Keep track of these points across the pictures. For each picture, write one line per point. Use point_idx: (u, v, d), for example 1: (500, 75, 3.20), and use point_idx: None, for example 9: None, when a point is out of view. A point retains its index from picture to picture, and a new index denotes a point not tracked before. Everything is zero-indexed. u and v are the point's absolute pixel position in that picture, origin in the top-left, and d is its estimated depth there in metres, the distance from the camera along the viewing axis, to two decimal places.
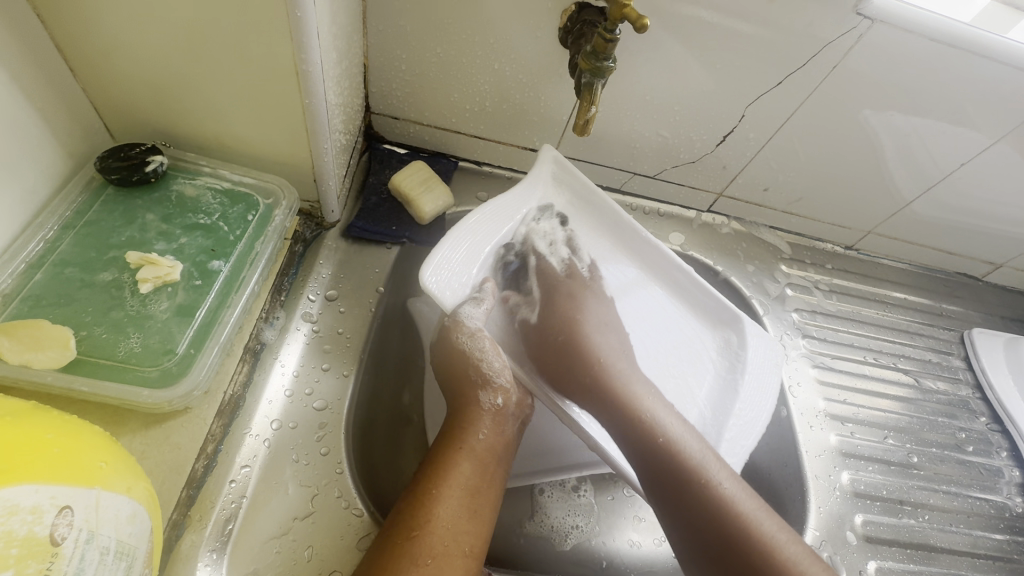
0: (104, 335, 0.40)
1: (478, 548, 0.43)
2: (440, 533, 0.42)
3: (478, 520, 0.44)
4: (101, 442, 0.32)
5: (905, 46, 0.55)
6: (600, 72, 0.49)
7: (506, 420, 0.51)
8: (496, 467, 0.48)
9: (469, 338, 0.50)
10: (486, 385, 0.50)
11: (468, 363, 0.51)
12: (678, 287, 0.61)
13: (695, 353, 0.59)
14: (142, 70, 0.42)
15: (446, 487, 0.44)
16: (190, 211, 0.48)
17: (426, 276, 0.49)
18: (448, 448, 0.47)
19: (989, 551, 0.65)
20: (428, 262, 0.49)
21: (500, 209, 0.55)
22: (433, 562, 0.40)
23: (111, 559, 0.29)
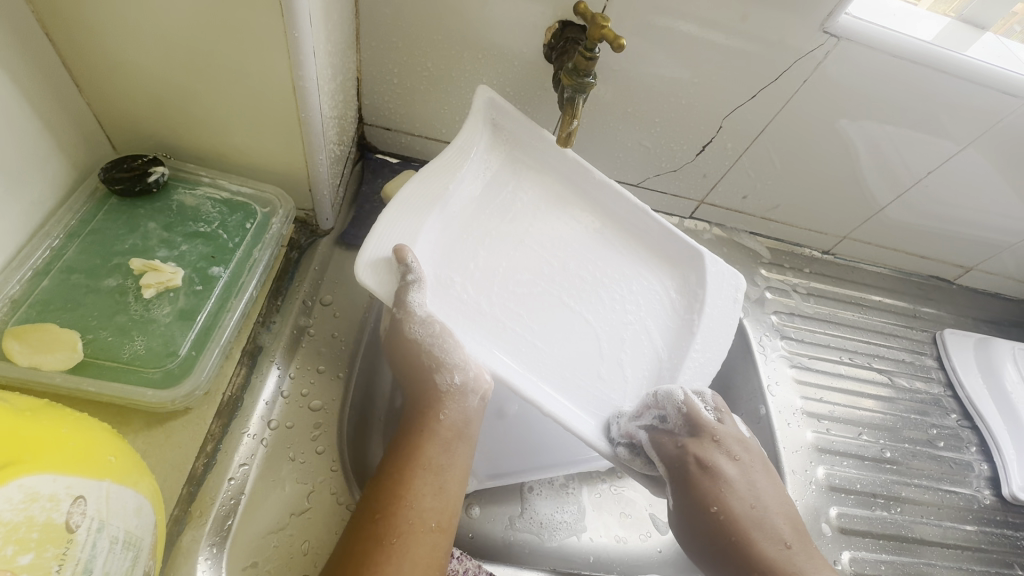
0: (109, 338, 0.42)
1: (446, 523, 0.45)
2: (404, 514, 0.43)
3: (445, 495, 0.46)
4: (110, 439, 0.34)
5: (870, 61, 0.59)
6: (582, 88, 0.51)
7: (471, 396, 0.49)
8: (458, 444, 0.48)
9: (420, 324, 0.47)
10: (443, 365, 0.48)
11: (419, 348, 0.48)
12: (637, 230, 0.61)
13: (651, 295, 0.59)
14: (145, 85, 0.45)
15: (412, 468, 0.45)
16: (190, 219, 0.50)
17: (362, 275, 0.45)
18: (412, 430, 0.48)
19: (959, 541, 0.68)
20: (364, 257, 0.45)
21: (430, 180, 0.52)
22: (399, 539, 0.42)
23: (119, 548, 0.31)
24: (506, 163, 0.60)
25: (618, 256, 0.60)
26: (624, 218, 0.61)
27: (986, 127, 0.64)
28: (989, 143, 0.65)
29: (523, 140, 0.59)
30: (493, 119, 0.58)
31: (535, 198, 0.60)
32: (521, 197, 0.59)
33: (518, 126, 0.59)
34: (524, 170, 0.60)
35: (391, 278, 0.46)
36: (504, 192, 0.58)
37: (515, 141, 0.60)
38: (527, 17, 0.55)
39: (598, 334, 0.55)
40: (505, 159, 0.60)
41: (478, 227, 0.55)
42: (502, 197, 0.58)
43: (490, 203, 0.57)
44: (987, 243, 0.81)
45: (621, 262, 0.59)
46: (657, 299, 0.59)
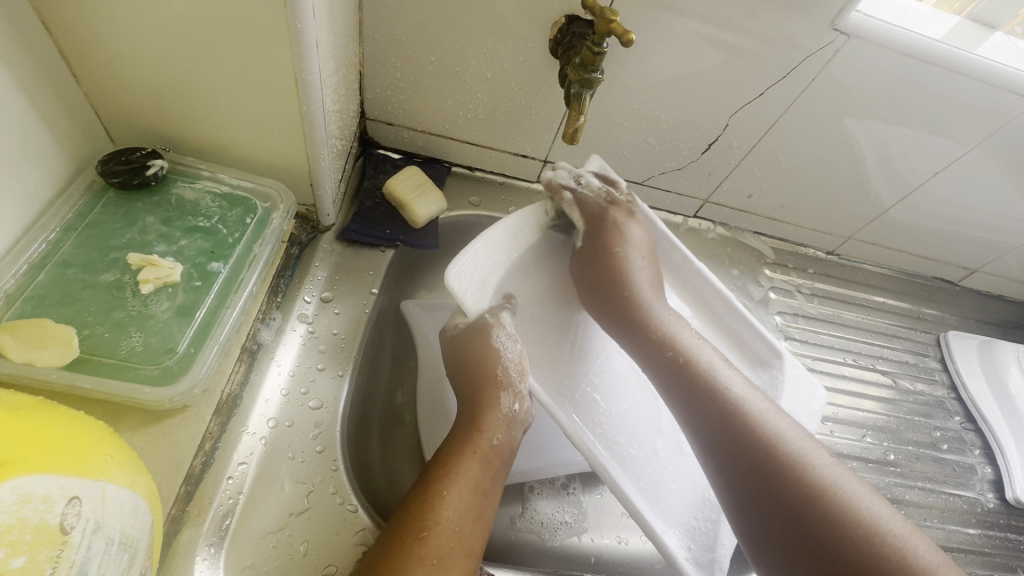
0: (106, 334, 0.41)
1: (477, 549, 0.44)
2: (447, 536, 0.43)
3: (483, 520, 0.45)
4: (105, 437, 0.33)
5: (881, 59, 0.58)
6: (589, 83, 0.51)
7: (518, 424, 0.52)
8: (501, 471, 0.49)
9: (506, 336, 0.53)
10: (508, 387, 0.52)
11: (493, 363, 0.52)
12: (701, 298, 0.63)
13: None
14: (144, 76, 0.44)
15: (455, 488, 0.45)
16: (189, 214, 0.49)
17: (450, 272, 0.51)
18: (457, 450, 0.48)
19: (962, 544, 0.67)
20: (456, 260, 0.52)
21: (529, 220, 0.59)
22: (439, 561, 0.41)
23: (115, 550, 0.30)
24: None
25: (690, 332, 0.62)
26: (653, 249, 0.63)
27: (992, 128, 0.63)
28: (997, 143, 0.65)
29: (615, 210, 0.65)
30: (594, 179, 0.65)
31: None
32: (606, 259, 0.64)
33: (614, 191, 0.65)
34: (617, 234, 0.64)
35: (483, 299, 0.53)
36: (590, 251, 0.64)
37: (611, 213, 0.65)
38: (532, 11, 0.55)
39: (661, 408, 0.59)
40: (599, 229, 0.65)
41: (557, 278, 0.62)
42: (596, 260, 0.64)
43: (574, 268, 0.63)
44: (992, 245, 0.80)
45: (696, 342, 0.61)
46: None
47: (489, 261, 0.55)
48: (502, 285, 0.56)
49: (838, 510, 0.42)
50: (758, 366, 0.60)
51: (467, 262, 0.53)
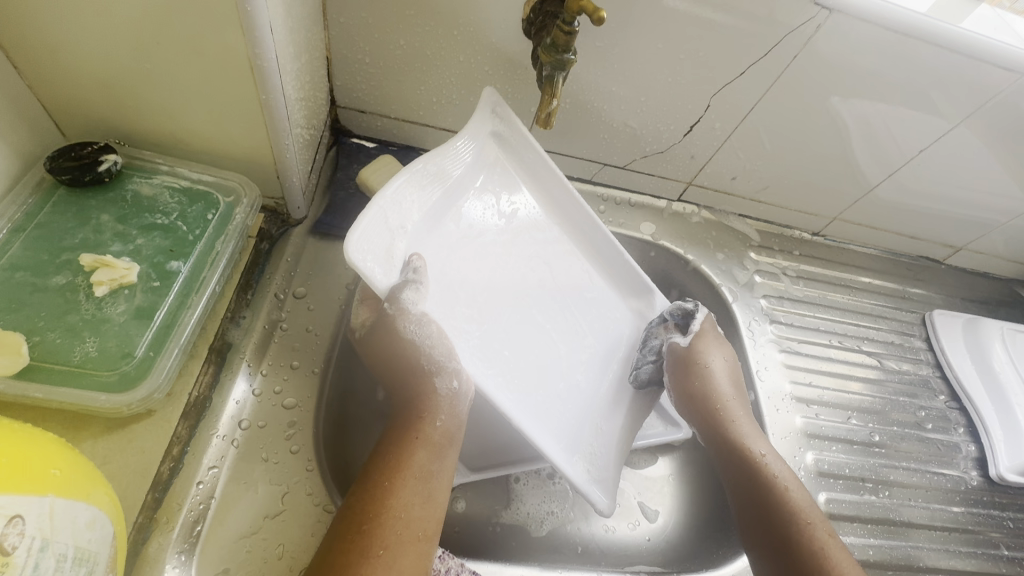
0: (58, 340, 0.38)
1: (432, 534, 0.41)
2: (394, 524, 0.40)
3: (434, 503, 0.43)
4: (57, 448, 0.32)
5: (864, 35, 0.56)
6: (561, 65, 0.48)
7: (465, 400, 0.46)
8: (450, 453, 0.45)
9: (415, 323, 0.44)
10: (440, 369, 0.45)
11: (415, 351, 0.45)
12: (586, 234, 0.60)
13: (601, 313, 0.60)
14: (90, 66, 0.41)
15: (400, 475, 0.42)
16: (146, 211, 0.46)
17: (351, 251, 0.40)
18: (401, 436, 0.44)
19: (946, 523, 0.67)
20: (353, 232, 0.41)
21: (438, 168, 0.49)
22: (386, 552, 0.39)
23: (69, 565, 0.29)
24: (499, 165, 0.56)
25: (573, 268, 0.60)
26: (550, 190, 0.59)
27: (975, 105, 0.62)
28: (982, 119, 0.64)
29: (519, 152, 0.57)
30: (497, 130, 0.55)
31: (524, 205, 0.58)
32: (504, 205, 0.56)
33: (524, 135, 0.56)
34: (511, 172, 0.57)
35: (393, 273, 0.44)
36: (490, 199, 0.55)
37: (518, 157, 0.57)
38: None
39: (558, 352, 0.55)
40: (506, 170, 0.57)
41: (455, 231, 0.52)
42: (500, 205, 0.56)
43: (471, 214, 0.53)
44: (977, 222, 0.80)
45: (576, 274, 0.60)
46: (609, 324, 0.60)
47: (393, 221, 0.45)
48: (415, 245, 0.47)
49: None
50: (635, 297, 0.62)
51: (367, 228, 0.42)
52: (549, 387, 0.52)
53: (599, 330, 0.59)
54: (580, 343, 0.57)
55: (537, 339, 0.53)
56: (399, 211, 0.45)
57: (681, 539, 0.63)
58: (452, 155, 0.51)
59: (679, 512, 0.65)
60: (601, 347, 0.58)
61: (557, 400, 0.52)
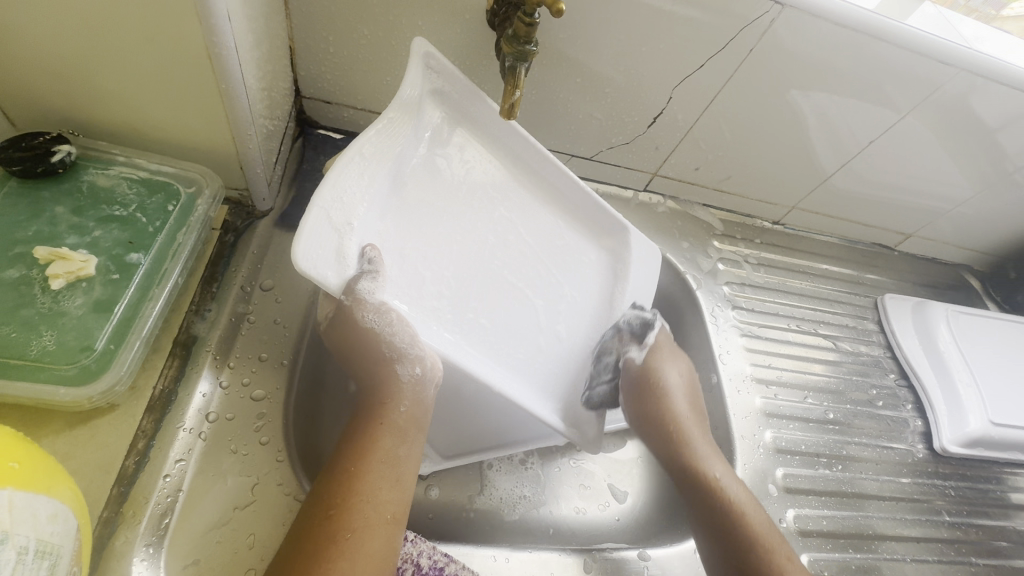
0: (12, 334, 0.37)
1: (401, 516, 0.43)
2: (361, 508, 0.41)
3: (402, 486, 0.44)
4: (14, 443, 0.31)
5: (815, 30, 0.58)
6: (524, 56, 0.48)
7: (429, 386, 0.46)
8: (417, 437, 0.46)
9: (374, 313, 0.44)
10: (400, 356, 0.45)
11: (376, 341, 0.45)
12: (552, 187, 0.60)
13: (574, 258, 0.60)
14: (40, 53, 0.40)
15: (369, 460, 0.43)
16: (104, 202, 0.45)
17: (299, 258, 0.39)
18: (369, 423, 0.45)
19: (895, 493, 0.71)
20: (299, 238, 0.39)
21: (379, 145, 0.48)
22: (354, 535, 0.40)
23: (32, 559, 0.29)
24: (448, 129, 0.55)
25: (540, 220, 0.59)
26: (516, 153, 0.58)
27: (919, 98, 0.66)
28: (925, 112, 0.67)
29: (464, 108, 0.55)
30: (435, 86, 0.53)
31: (482, 167, 0.57)
32: (461, 172, 0.56)
33: (467, 94, 0.54)
34: (465, 133, 0.56)
35: (342, 265, 0.42)
36: (443, 164, 0.54)
37: (465, 116, 0.56)
38: None
39: (535, 308, 0.55)
40: (463, 138, 0.56)
41: (413, 205, 0.51)
42: (452, 169, 0.55)
43: (426, 178, 0.53)
44: (924, 210, 0.84)
45: (546, 228, 0.59)
46: (584, 270, 0.60)
47: (341, 216, 0.43)
48: (364, 237, 0.45)
49: None
50: (606, 239, 0.62)
51: (311, 231, 0.40)
52: (528, 344, 0.53)
53: (575, 281, 0.58)
54: (557, 295, 0.57)
55: (508, 301, 0.53)
56: (345, 207, 0.43)
57: (648, 518, 0.66)
58: (399, 129, 0.49)
59: (646, 492, 0.68)
60: (578, 296, 0.58)
61: (538, 356, 0.53)
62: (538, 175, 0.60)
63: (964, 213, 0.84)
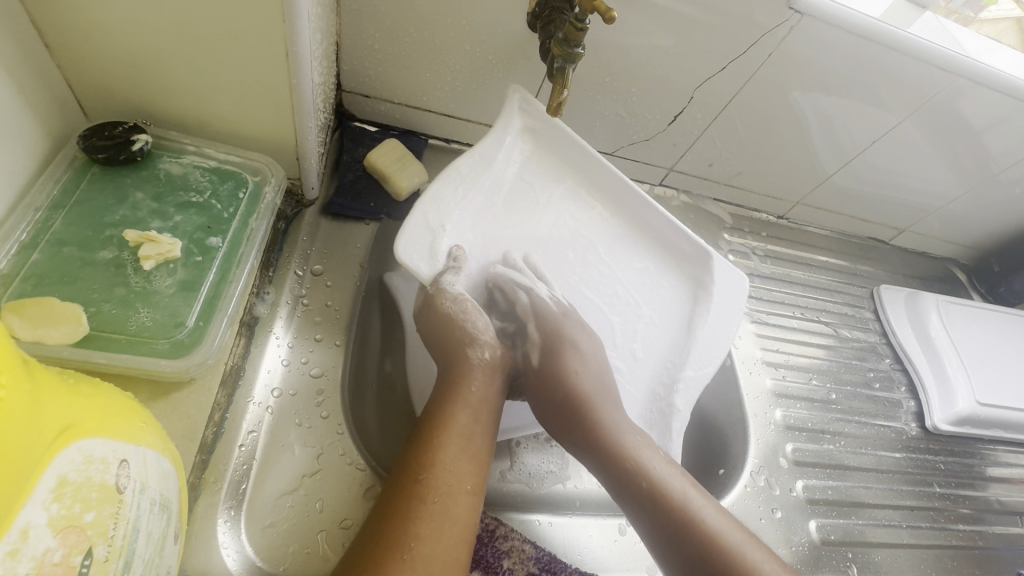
0: (112, 310, 0.40)
1: (479, 487, 0.46)
2: (443, 475, 0.44)
3: (479, 459, 0.47)
4: (134, 404, 0.34)
5: (830, 37, 0.63)
6: (571, 58, 0.52)
7: (495, 370, 0.53)
8: (489, 416, 0.50)
9: (453, 301, 0.51)
10: (472, 342, 0.52)
11: (455, 325, 0.52)
12: (643, 222, 0.65)
13: (654, 283, 0.64)
14: (126, 48, 0.43)
15: (446, 432, 0.47)
16: (180, 189, 0.48)
17: (398, 250, 0.49)
18: (444, 400, 0.49)
19: (890, 467, 0.77)
20: (400, 236, 0.50)
21: (476, 161, 0.56)
22: (440, 499, 0.43)
23: (156, 508, 0.32)
24: (536, 156, 0.63)
25: (627, 251, 0.64)
26: (608, 184, 0.64)
27: (920, 101, 0.71)
28: (925, 115, 0.73)
29: (553, 141, 0.62)
30: (529, 122, 0.61)
31: (567, 192, 0.64)
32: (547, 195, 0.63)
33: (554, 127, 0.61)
34: (559, 163, 0.63)
35: (431, 260, 0.51)
36: (533, 188, 0.62)
37: (551, 144, 0.63)
38: None
39: (611, 322, 0.61)
40: (553, 168, 0.63)
41: (497, 221, 0.59)
42: (541, 198, 0.62)
43: (519, 202, 0.61)
44: (918, 206, 0.90)
45: (634, 258, 0.64)
46: (666, 299, 0.63)
47: (434, 220, 0.52)
48: (454, 239, 0.54)
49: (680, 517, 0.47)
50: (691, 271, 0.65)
51: (411, 231, 0.50)
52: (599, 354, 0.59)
53: (656, 303, 0.63)
54: (636, 316, 0.62)
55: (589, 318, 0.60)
56: (440, 210, 0.52)
57: None
58: (491, 152, 0.57)
59: None
60: (659, 317, 0.62)
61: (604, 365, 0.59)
62: (625, 206, 0.65)
63: (953, 210, 0.90)
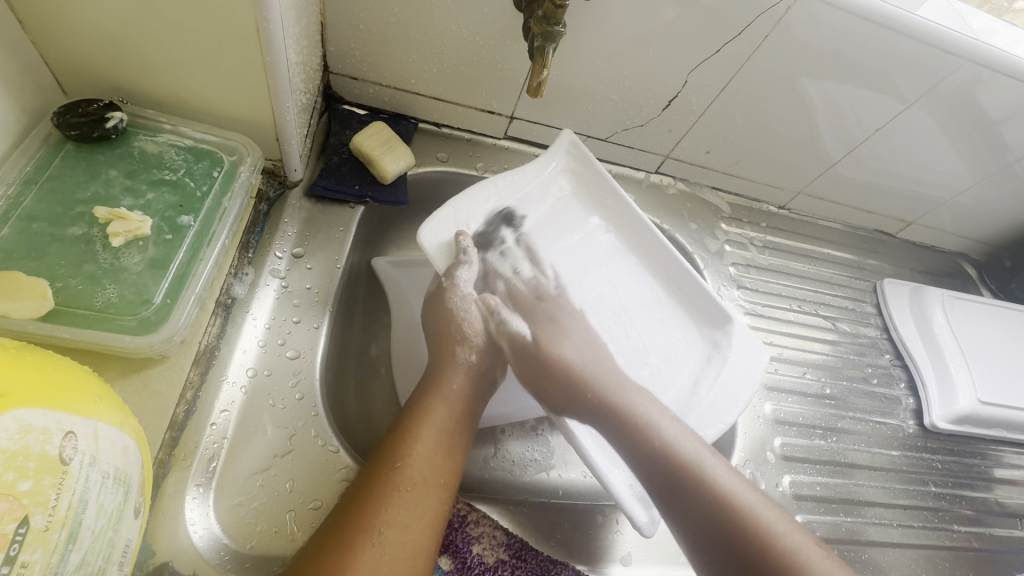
0: (79, 286, 0.41)
1: (451, 482, 0.46)
2: (420, 466, 0.45)
3: (453, 456, 0.48)
4: (93, 378, 0.34)
5: (831, 18, 0.60)
6: (552, 37, 0.51)
7: (478, 377, 0.53)
8: (467, 416, 0.51)
9: (460, 298, 0.53)
10: (464, 339, 0.53)
11: (450, 323, 0.53)
12: (688, 296, 0.60)
13: (679, 347, 0.58)
14: (95, 27, 0.42)
15: (422, 425, 0.47)
16: (154, 167, 0.48)
17: (422, 233, 0.51)
18: (423, 396, 0.50)
19: (884, 464, 0.75)
20: (428, 222, 0.52)
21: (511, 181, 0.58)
22: (414, 489, 0.44)
23: (111, 482, 0.32)
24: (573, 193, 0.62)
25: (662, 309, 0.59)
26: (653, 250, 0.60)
27: (928, 87, 0.68)
28: (933, 101, 0.69)
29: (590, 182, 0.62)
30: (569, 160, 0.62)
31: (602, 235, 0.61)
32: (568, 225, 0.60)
33: (591, 162, 0.61)
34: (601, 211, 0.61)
35: (450, 256, 0.52)
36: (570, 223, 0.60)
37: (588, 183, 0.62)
38: None
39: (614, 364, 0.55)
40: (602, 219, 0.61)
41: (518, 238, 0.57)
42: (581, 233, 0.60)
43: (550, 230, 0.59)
44: (926, 198, 0.87)
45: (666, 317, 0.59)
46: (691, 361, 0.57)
47: (461, 219, 0.54)
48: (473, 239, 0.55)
49: (749, 529, 0.47)
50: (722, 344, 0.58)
51: (438, 220, 0.52)
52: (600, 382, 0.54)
53: (666, 357, 0.57)
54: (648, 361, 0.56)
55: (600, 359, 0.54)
56: (470, 213, 0.54)
57: None
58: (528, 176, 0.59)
59: None
60: (666, 370, 0.56)
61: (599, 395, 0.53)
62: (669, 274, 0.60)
63: (964, 202, 0.87)
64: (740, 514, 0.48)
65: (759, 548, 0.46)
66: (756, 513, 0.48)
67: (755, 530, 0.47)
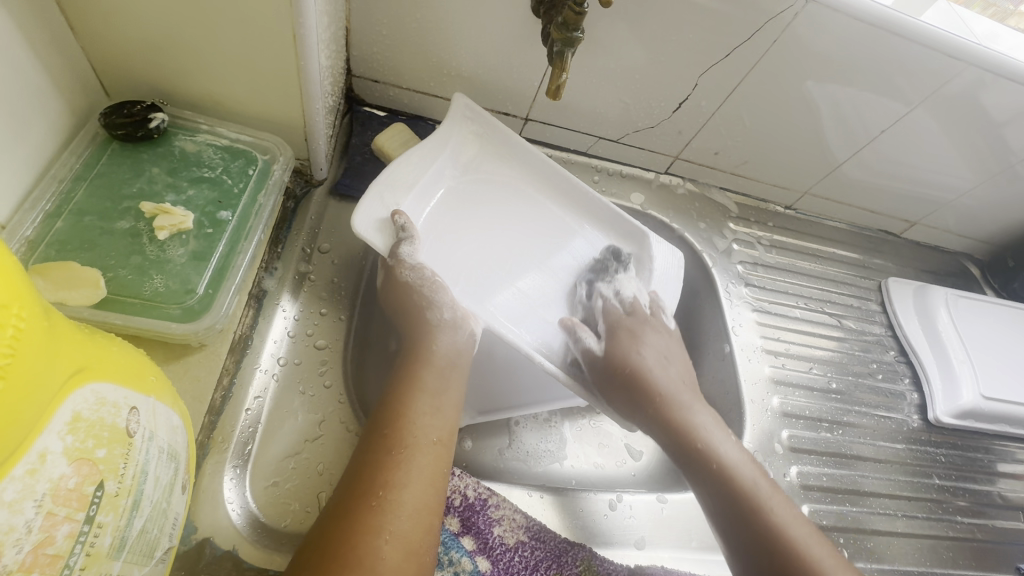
0: (128, 276, 0.43)
1: (447, 441, 0.48)
2: (411, 428, 0.47)
3: (443, 415, 0.50)
4: (147, 361, 0.36)
5: (836, 23, 0.63)
6: (571, 42, 0.53)
7: (459, 333, 0.55)
8: (453, 376, 0.53)
9: (411, 269, 0.55)
10: (433, 304, 0.55)
11: (411, 292, 0.56)
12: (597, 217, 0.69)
13: (598, 270, 0.67)
14: (141, 32, 0.45)
15: (413, 391, 0.50)
16: (193, 165, 0.51)
17: (357, 225, 0.54)
18: (410, 364, 0.53)
19: (890, 456, 0.77)
20: (357, 213, 0.54)
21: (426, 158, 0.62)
22: (408, 449, 0.46)
23: (166, 457, 0.35)
24: (482, 155, 0.67)
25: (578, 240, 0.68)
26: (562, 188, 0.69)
27: (932, 90, 0.70)
28: (937, 104, 0.71)
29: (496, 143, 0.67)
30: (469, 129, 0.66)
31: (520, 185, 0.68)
32: (512, 191, 0.67)
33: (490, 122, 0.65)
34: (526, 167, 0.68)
35: (389, 235, 0.56)
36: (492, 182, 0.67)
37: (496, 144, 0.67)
38: None
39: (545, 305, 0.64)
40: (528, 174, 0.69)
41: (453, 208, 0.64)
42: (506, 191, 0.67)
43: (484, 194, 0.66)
44: (930, 199, 0.89)
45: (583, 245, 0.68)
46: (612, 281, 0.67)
47: (390, 202, 0.57)
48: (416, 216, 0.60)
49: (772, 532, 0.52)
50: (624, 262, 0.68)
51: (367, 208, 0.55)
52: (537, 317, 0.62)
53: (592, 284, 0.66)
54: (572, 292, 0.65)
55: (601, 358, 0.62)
56: (395, 193, 0.58)
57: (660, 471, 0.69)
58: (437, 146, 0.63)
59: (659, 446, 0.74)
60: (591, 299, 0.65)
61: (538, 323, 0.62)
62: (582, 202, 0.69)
63: (967, 203, 0.89)
64: (767, 517, 0.53)
65: (777, 545, 0.51)
66: (779, 517, 0.53)
67: (773, 527, 0.52)
